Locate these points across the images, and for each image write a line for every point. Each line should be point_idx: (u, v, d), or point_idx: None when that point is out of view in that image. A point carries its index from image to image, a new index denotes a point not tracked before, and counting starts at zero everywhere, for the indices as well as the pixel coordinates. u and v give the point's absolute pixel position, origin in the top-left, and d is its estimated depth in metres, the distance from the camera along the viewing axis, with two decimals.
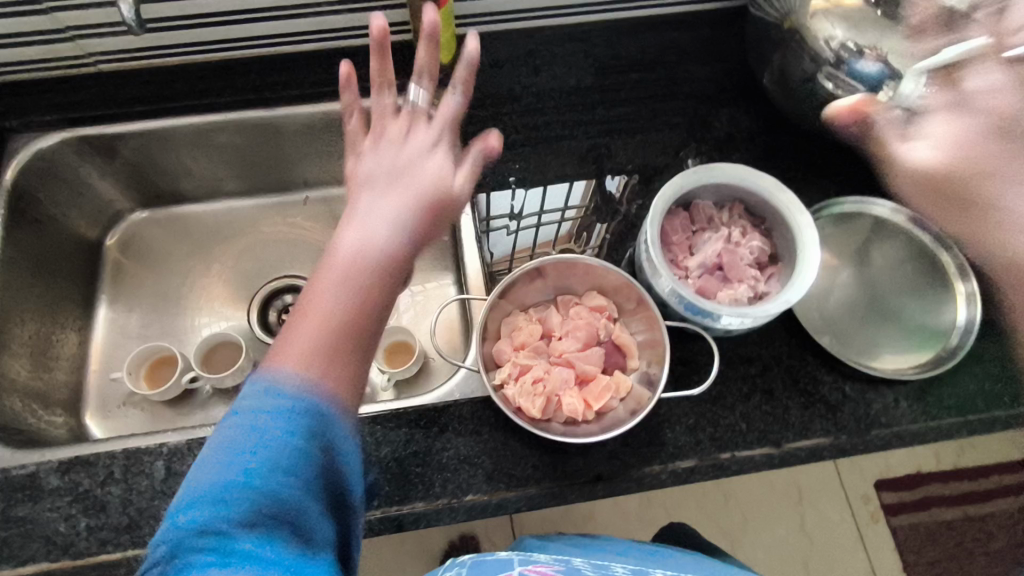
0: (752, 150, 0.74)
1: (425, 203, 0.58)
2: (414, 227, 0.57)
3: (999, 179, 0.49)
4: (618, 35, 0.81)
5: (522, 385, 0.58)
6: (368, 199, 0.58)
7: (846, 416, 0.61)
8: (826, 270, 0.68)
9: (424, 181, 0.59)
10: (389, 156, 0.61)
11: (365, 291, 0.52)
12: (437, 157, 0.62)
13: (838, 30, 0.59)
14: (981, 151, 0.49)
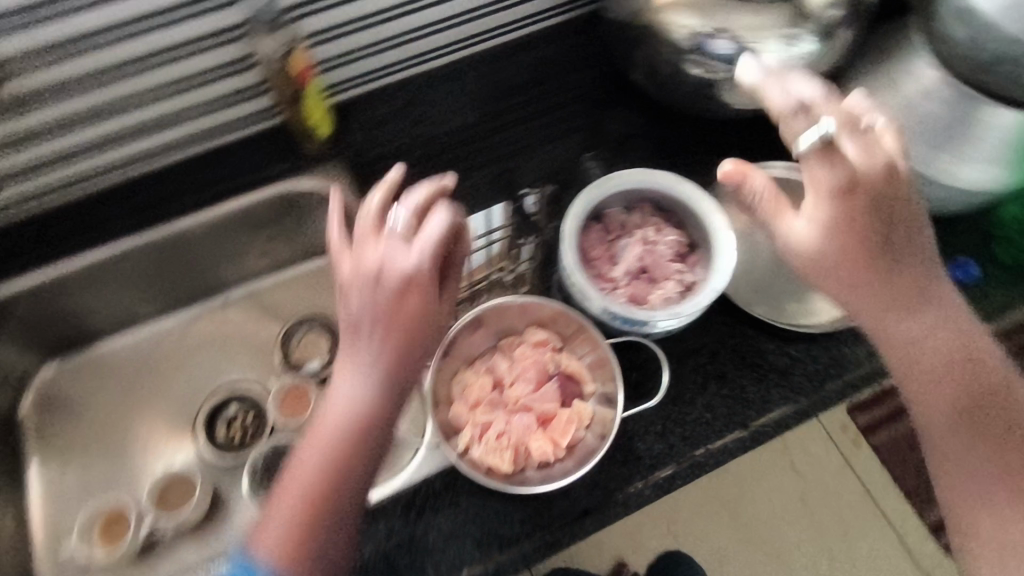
0: (648, 142, 0.74)
1: (401, 358, 0.48)
2: (391, 388, 0.47)
3: (847, 264, 0.50)
4: (491, 62, 0.79)
5: (486, 443, 0.57)
6: (350, 354, 0.48)
7: (799, 378, 0.63)
8: (745, 241, 0.69)
9: (399, 329, 0.47)
10: (368, 300, 0.47)
11: (340, 475, 0.47)
12: (415, 298, 0.47)
13: (691, 20, 0.62)
14: (843, 241, 0.50)
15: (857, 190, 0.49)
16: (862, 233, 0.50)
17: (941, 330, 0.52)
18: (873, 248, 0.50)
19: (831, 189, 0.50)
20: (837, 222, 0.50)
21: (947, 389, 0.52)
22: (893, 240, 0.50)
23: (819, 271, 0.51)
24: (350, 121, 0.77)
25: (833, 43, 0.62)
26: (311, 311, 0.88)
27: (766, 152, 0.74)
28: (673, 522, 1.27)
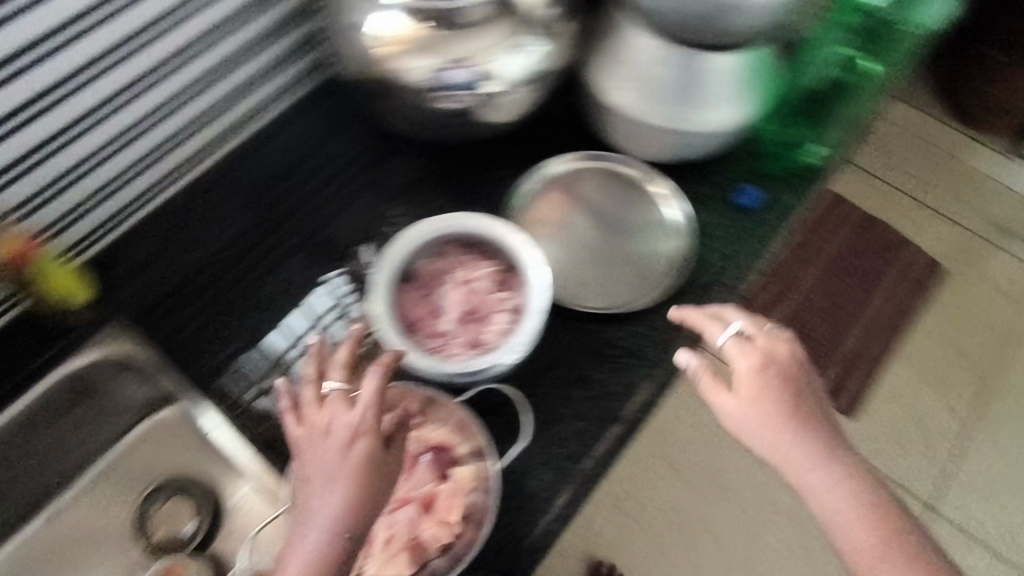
0: (431, 180, 0.73)
1: (356, 503, 0.48)
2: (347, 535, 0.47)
3: (769, 418, 0.54)
4: (243, 158, 0.74)
5: (378, 555, 0.54)
6: (309, 502, 0.48)
7: (649, 352, 0.64)
8: (557, 240, 0.70)
9: (351, 473, 0.48)
10: (320, 453, 0.49)
11: None
12: (359, 446, 0.49)
13: (421, 61, 0.61)
14: (767, 405, 0.54)
15: (790, 400, 0.54)
16: (783, 398, 0.54)
17: (858, 491, 0.53)
18: (795, 415, 0.54)
19: (756, 373, 0.55)
20: (760, 387, 0.54)
21: (866, 531, 0.52)
22: (810, 411, 0.55)
23: (749, 430, 0.54)
24: (115, 272, 0.69)
25: (556, 37, 0.64)
26: (162, 477, 0.78)
27: (545, 147, 0.75)
28: (619, 498, 1.27)
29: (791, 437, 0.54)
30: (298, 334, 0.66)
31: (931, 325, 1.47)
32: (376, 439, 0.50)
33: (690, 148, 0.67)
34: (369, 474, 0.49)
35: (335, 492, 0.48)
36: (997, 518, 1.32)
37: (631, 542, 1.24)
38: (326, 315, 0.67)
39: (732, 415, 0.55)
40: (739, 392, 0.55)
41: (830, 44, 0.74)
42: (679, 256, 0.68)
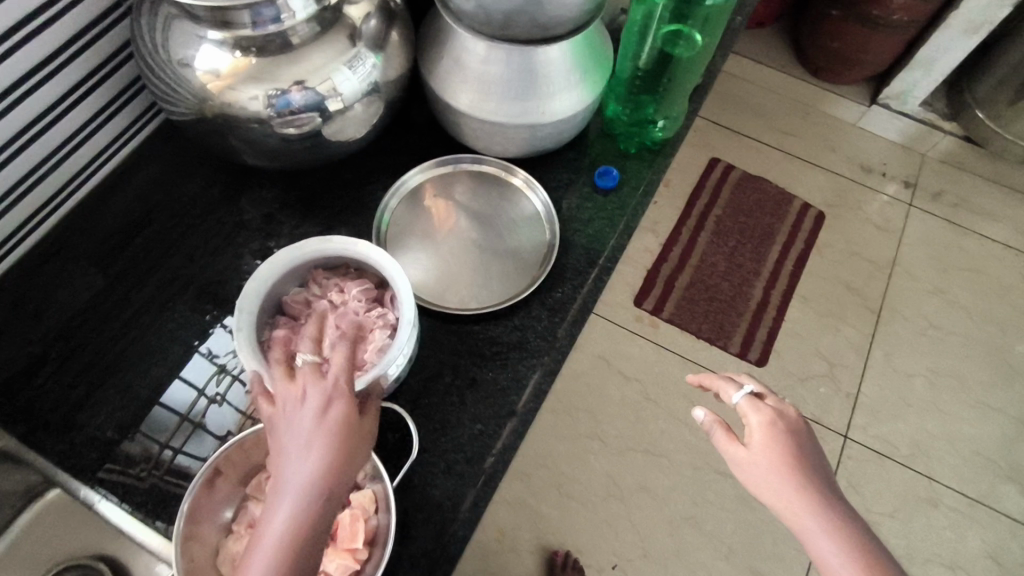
0: (295, 208, 0.72)
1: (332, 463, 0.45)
2: (324, 496, 0.44)
3: (776, 473, 0.50)
4: (88, 218, 0.70)
5: None
6: (285, 464, 0.45)
7: (534, 342, 0.65)
8: (430, 245, 0.70)
9: (326, 433, 0.45)
10: (299, 418, 0.46)
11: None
12: (333, 405, 0.47)
13: (255, 90, 0.60)
14: (776, 460, 0.50)
15: (803, 459, 0.51)
16: (793, 458, 0.50)
17: (880, 557, 0.47)
18: (811, 469, 0.50)
19: (771, 428, 0.52)
20: (770, 443, 0.51)
21: None
22: (823, 481, 0.50)
23: (756, 485, 0.50)
24: None
25: (387, 50, 0.65)
26: (57, 563, 0.73)
27: (406, 159, 0.75)
28: (560, 485, 1.29)
29: (800, 504, 0.49)
30: (200, 385, 0.64)
31: (819, 268, 1.58)
32: (348, 405, 0.47)
33: (541, 139, 0.69)
34: (347, 441, 0.46)
35: (310, 457, 0.45)
36: (905, 433, 1.42)
37: (578, 525, 1.26)
38: (229, 357, 0.65)
39: (743, 472, 0.52)
40: (755, 444, 0.51)
41: (647, 17, 0.70)
42: (552, 243, 0.70)
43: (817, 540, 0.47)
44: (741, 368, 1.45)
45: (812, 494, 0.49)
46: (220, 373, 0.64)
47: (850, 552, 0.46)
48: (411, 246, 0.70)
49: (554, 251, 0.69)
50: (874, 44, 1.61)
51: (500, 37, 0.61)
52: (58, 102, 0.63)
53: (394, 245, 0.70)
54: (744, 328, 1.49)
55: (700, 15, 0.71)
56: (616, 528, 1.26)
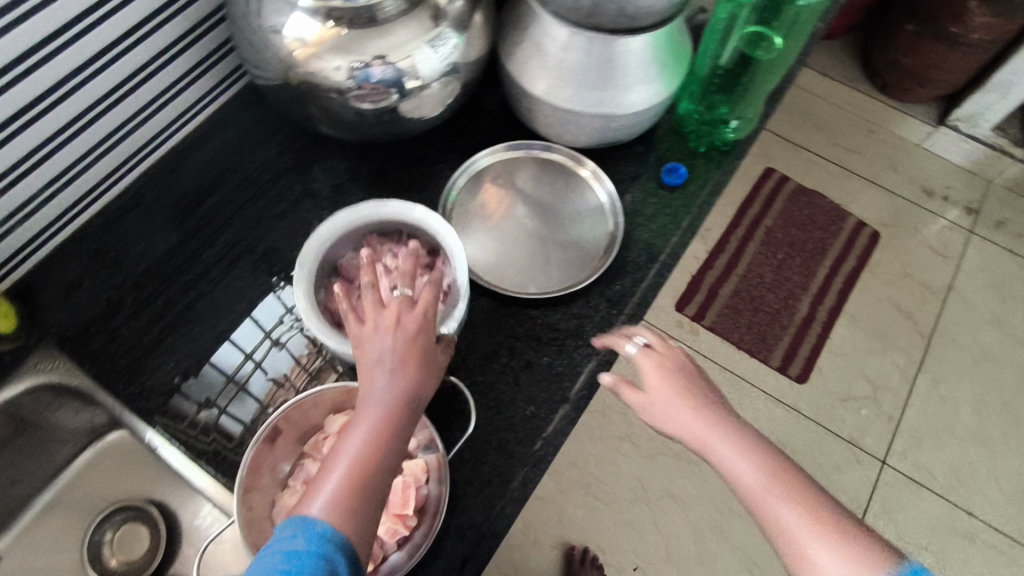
0: (363, 183, 0.73)
1: (417, 356, 0.49)
2: (412, 384, 0.48)
3: (677, 403, 0.52)
4: (168, 175, 0.73)
5: None
6: (378, 355, 0.49)
7: (590, 331, 0.65)
8: (492, 227, 0.70)
9: (408, 331, 0.50)
10: (381, 343, 0.49)
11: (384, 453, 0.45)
12: (408, 314, 0.50)
13: (339, 61, 0.61)
14: (674, 394, 0.53)
15: (693, 390, 0.53)
16: (688, 387, 0.53)
17: (774, 458, 0.49)
18: (701, 395, 0.53)
19: (659, 363, 0.55)
20: (663, 383, 0.54)
21: (800, 496, 0.46)
22: (715, 404, 0.53)
23: (662, 423, 0.53)
24: (39, 299, 0.66)
25: (468, 31, 0.65)
26: (110, 504, 0.77)
27: (476, 142, 0.76)
28: (588, 482, 1.29)
29: (702, 423, 0.51)
30: (249, 350, 0.66)
31: (869, 287, 1.54)
32: (427, 339, 0.50)
33: (613, 130, 0.69)
34: (424, 371, 0.49)
35: (397, 351, 0.49)
36: (946, 464, 1.38)
37: (603, 524, 1.26)
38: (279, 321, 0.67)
39: (650, 416, 0.54)
40: (648, 382, 0.55)
41: (733, 17, 0.68)
42: (614, 235, 0.70)
43: (725, 456, 0.49)
44: (780, 382, 1.44)
45: (710, 414, 0.52)
46: (269, 340, 0.66)
47: (756, 457, 0.49)
48: (474, 225, 0.70)
49: (616, 244, 0.69)
50: (951, 61, 1.56)
51: (585, 24, 0.61)
52: (151, 60, 0.65)
53: (459, 223, 0.71)
54: (786, 343, 1.47)
55: (781, 21, 0.70)
56: (639, 530, 1.26)
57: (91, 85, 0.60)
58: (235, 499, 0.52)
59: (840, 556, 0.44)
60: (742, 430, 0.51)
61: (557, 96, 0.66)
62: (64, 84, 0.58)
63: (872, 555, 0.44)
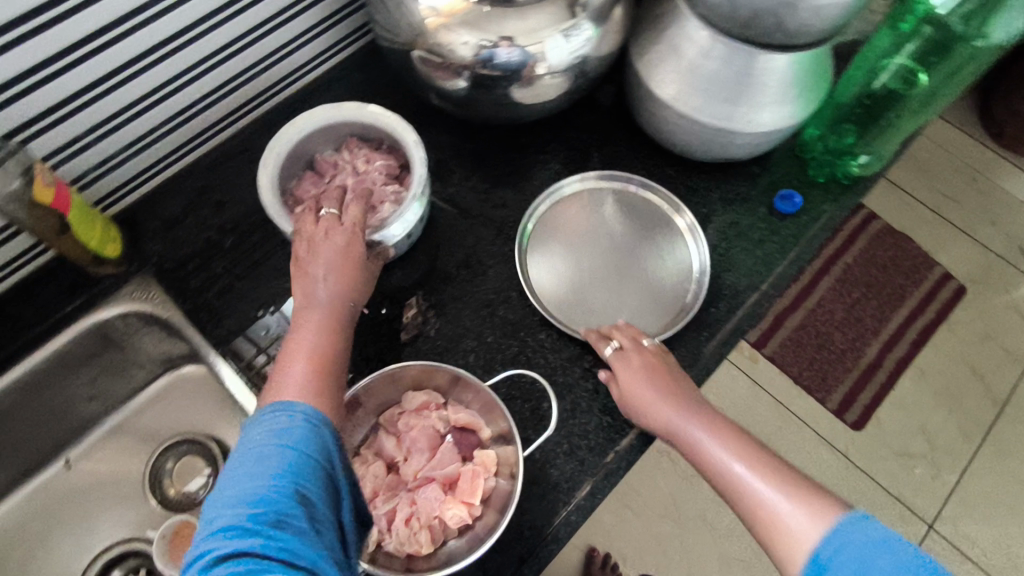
0: (467, 163, 0.72)
1: (353, 261, 0.54)
2: (349, 284, 0.53)
3: (645, 389, 0.56)
4: (278, 125, 0.73)
5: (397, 532, 0.53)
6: (316, 264, 0.52)
7: (679, 353, 0.63)
8: (565, 258, 0.67)
9: (346, 241, 0.54)
10: (319, 252, 0.53)
11: (336, 341, 0.50)
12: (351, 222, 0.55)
13: (466, 36, 0.59)
14: (643, 382, 0.56)
15: (667, 382, 0.56)
16: (656, 372, 0.57)
17: (740, 440, 0.52)
18: (671, 385, 0.56)
19: (634, 357, 0.58)
20: (637, 381, 0.56)
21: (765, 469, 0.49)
22: (686, 393, 0.56)
23: (643, 416, 0.56)
24: (142, 229, 0.68)
25: (606, 24, 0.63)
26: (176, 437, 0.79)
27: (586, 138, 0.74)
28: (622, 488, 1.29)
29: (670, 407, 0.55)
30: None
31: (945, 344, 1.47)
32: (361, 246, 0.55)
33: (738, 146, 0.66)
34: (359, 269, 0.54)
35: (333, 258, 0.53)
36: (997, 541, 1.31)
37: (631, 533, 1.25)
38: None
39: (633, 412, 0.56)
40: (625, 375, 0.57)
41: (890, 52, 0.65)
42: (695, 293, 0.65)
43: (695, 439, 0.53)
44: (833, 425, 1.40)
45: (677, 399, 0.55)
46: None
47: (717, 435, 0.52)
48: (551, 252, 0.67)
49: (701, 298, 0.65)
50: None
51: (735, 34, 0.58)
52: (284, 8, 0.64)
53: (536, 246, 0.68)
54: (846, 387, 1.42)
55: (954, 70, 0.63)
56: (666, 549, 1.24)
57: (225, 25, 0.61)
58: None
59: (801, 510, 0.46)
60: (711, 414, 0.54)
61: (684, 104, 0.63)
62: (202, 22, 0.58)
63: (827, 504, 0.46)
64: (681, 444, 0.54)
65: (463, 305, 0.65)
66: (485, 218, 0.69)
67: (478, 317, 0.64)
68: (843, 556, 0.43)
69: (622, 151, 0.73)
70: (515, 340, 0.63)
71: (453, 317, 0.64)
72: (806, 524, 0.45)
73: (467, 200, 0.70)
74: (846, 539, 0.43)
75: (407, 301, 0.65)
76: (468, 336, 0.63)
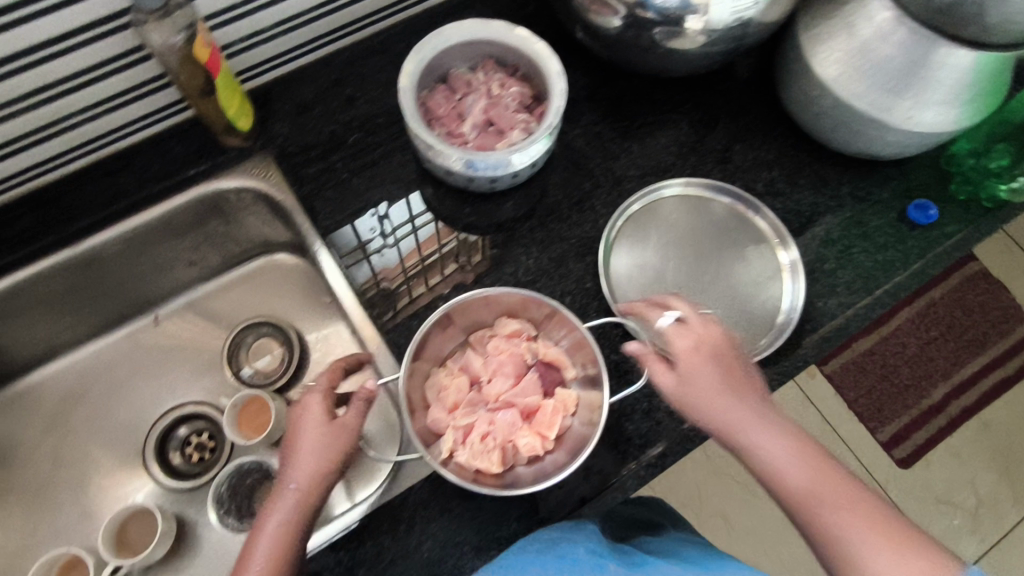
0: (598, 107, 0.70)
1: (310, 457, 0.49)
2: (303, 486, 0.48)
3: (716, 393, 0.50)
4: (418, 33, 0.72)
5: (471, 446, 0.54)
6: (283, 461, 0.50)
7: (781, 341, 0.61)
8: (659, 260, 0.65)
9: (305, 433, 0.50)
10: (287, 446, 0.50)
11: (278, 558, 0.46)
12: (311, 407, 0.51)
13: None
14: (712, 382, 0.50)
15: (730, 373, 0.51)
16: (724, 376, 0.50)
17: (820, 459, 0.47)
18: (733, 378, 0.50)
19: (694, 344, 0.51)
20: (699, 364, 0.51)
21: (858, 502, 0.45)
22: (751, 389, 0.51)
23: (701, 406, 0.50)
24: (271, 109, 0.68)
25: None
26: (260, 315, 0.81)
27: (723, 106, 0.71)
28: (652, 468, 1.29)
29: (738, 407, 0.49)
30: (394, 225, 0.66)
31: (1013, 403, 1.42)
32: (321, 433, 0.50)
33: (885, 143, 0.63)
34: (314, 463, 0.49)
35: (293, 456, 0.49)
36: None
37: None
38: (404, 226, 0.66)
39: (687, 399, 0.51)
40: (685, 358, 0.51)
41: None
42: (786, 322, 0.62)
43: (774, 458, 0.47)
44: (878, 457, 1.37)
45: (752, 411, 0.49)
46: (415, 223, 0.66)
47: (799, 455, 0.47)
48: (645, 250, 0.65)
49: (787, 331, 0.61)
50: None
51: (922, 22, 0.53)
52: None
53: (623, 240, 0.65)
54: (903, 422, 1.38)
55: None
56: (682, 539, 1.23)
57: None
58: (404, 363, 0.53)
59: (910, 561, 0.42)
60: (781, 426, 0.49)
61: (843, 88, 0.59)
62: None
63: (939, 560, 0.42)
64: (754, 460, 0.48)
65: (569, 247, 0.65)
66: (606, 167, 0.68)
67: (581, 261, 0.64)
68: None
69: (759, 126, 0.70)
70: (615, 292, 0.63)
71: (559, 257, 0.64)
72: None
73: (591, 146, 0.69)
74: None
75: (516, 232, 0.65)
76: (568, 279, 0.63)
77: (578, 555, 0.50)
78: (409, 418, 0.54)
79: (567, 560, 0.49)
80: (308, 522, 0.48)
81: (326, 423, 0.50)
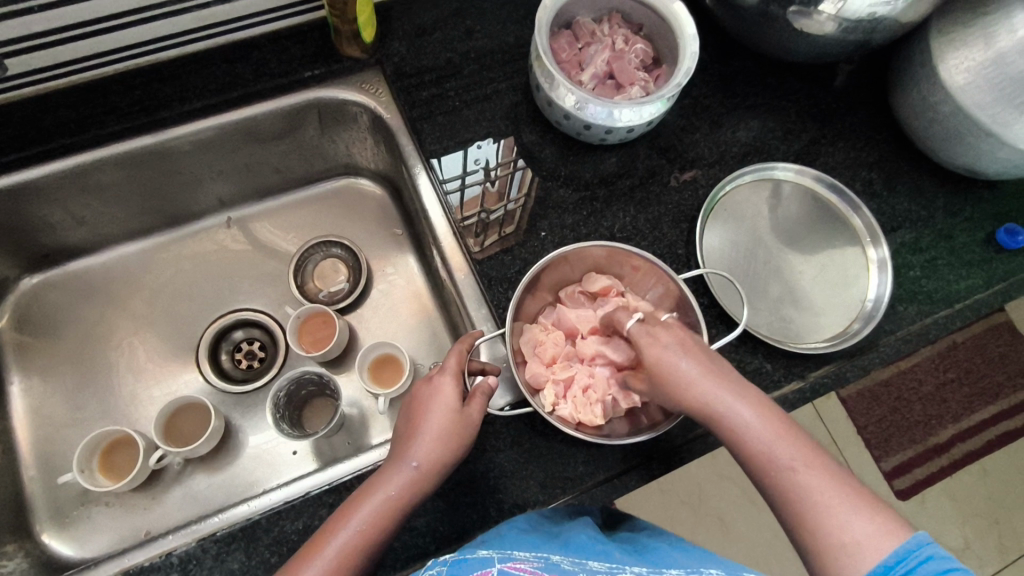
0: (707, 83, 0.72)
1: (436, 440, 0.49)
2: (422, 463, 0.48)
3: (681, 364, 0.47)
4: None
5: (574, 400, 0.54)
6: (405, 434, 0.50)
7: (862, 337, 0.62)
8: (751, 241, 0.66)
9: (433, 415, 0.50)
10: (411, 422, 0.50)
11: (383, 526, 0.46)
12: (442, 390, 0.51)
13: None
14: (677, 353, 0.47)
15: (708, 358, 0.48)
16: (687, 347, 0.48)
17: (789, 428, 0.45)
18: (708, 361, 0.47)
19: (667, 335, 0.49)
20: (671, 352, 0.48)
21: (823, 470, 0.44)
22: (728, 372, 0.48)
23: (675, 396, 0.47)
24: (392, 27, 0.70)
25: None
26: (331, 235, 0.82)
27: (828, 104, 0.72)
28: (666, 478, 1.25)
29: (714, 387, 0.46)
30: (463, 170, 0.66)
31: (1016, 455, 1.44)
32: (448, 420, 0.49)
33: (993, 160, 0.63)
34: (440, 447, 0.49)
35: (418, 435, 0.49)
36: None
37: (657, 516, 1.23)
38: (464, 176, 0.66)
39: (661, 386, 0.48)
40: (659, 349, 0.48)
41: None
42: (871, 313, 0.63)
43: (741, 427, 0.45)
44: (881, 486, 1.38)
45: (719, 378, 0.46)
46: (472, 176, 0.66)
47: (766, 421, 0.45)
48: (738, 228, 0.66)
49: (878, 315, 0.62)
50: None
51: None
52: None
53: (717, 217, 0.66)
54: (906, 455, 1.40)
55: None
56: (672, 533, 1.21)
57: None
58: (507, 324, 0.54)
59: (860, 525, 0.41)
60: (761, 402, 0.46)
61: (968, 98, 0.59)
62: None
63: (887, 518, 0.42)
64: (720, 430, 0.46)
65: (665, 211, 0.65)
66: (710, 140, 0.69)
67: (676, 227, 0.65)
68: (928, 559, 0.39)
69: (862, 128, 0.71)
70: (706, 261, 0.63)
71: (654, 220, 0.65)
72: (866, 538, 0.41)
73: (696, 120, 0.70)
74: (905, 562, 0.39)
75: (615, 188, 0.66)
76: (661, 242, 0.64)
77: (580, 543, 0.45)
78: (514, 368, 0.55)
79: (571, 542, 0.45)
80: (415, 501, 0.48)
81: (454, 410, 0.50)
